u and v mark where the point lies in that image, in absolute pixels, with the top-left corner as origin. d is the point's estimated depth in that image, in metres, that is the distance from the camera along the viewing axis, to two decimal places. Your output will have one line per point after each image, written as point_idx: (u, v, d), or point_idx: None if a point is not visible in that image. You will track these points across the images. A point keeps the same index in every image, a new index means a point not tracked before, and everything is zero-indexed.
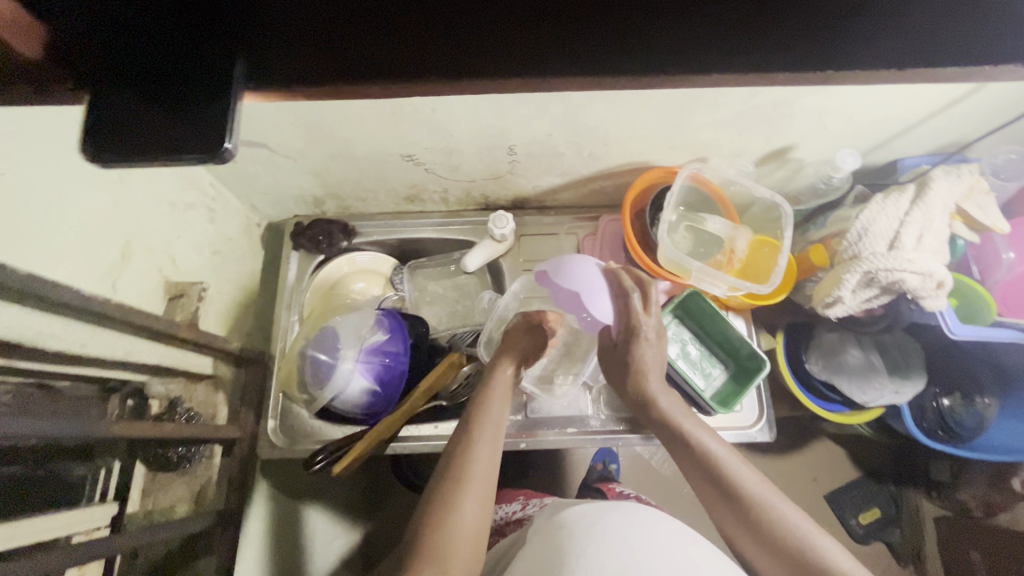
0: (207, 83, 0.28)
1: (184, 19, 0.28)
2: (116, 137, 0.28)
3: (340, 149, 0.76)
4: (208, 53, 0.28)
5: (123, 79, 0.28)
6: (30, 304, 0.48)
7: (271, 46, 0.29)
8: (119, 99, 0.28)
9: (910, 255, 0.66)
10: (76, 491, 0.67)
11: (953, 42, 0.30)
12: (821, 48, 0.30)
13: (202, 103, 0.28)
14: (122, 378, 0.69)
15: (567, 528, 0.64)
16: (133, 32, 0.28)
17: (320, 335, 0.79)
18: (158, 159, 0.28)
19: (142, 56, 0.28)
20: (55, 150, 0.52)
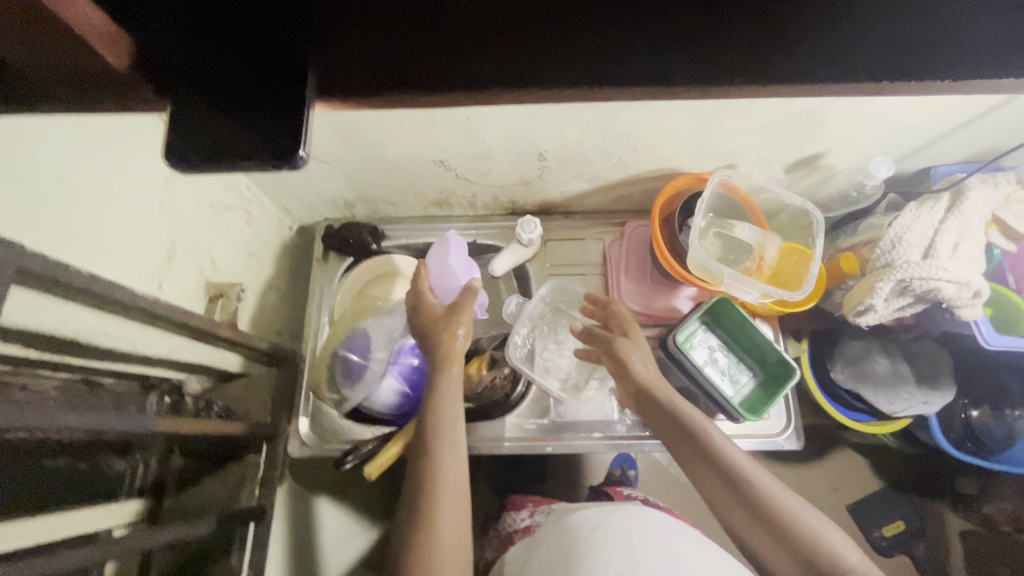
0: (280, 91, 0.30)
1: (246, 30, 0.30)
2: (201, 151, 0.30)
3: (373, 154, 0.77)
4: (274, 65, 0.30)
5: (198, 89, 0.30)
6: (90, 304, 0.50)
7: (343, 56, 0.31)
8: (194, 109, 0.30)
9: (945, 264, 0.66)
10: (115, 484, 0.69)
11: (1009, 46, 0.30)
12: (879, 48, 0.30)
13: (272, 113, 0.30)
14: (163, 377, 0.71)
15: (572, 533, 0.67)
16: (202, 41, 0.29)
17: (353, 335, 0.81)
18: (235, 166, 0.30)
19: (221, 77, 0.30)
20: (111, 154, 0.54)
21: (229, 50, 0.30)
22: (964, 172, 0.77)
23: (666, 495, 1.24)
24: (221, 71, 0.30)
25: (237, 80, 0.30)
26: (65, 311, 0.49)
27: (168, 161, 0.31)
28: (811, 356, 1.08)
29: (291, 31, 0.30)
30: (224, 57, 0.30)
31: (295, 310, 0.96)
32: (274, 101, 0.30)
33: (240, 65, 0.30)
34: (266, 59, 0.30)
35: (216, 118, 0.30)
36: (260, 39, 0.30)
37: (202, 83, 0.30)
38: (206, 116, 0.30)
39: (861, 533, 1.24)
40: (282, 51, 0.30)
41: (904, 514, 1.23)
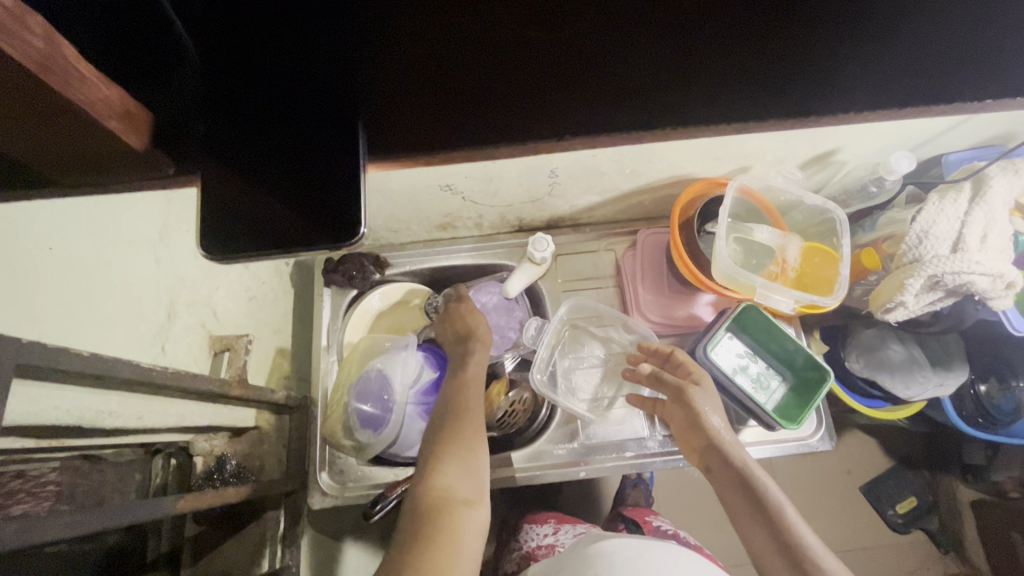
0: (338, 163, 0.40)
1: (293, 134, 0.40)
2: (240, 229, 0.40)
3: (377, 184, 0.73)
4: (324, 155, 0.40)
5: (255, 186, 0.40)
6: (92, 386, 0.45)
7: (381, 132, 0.41)
8: (255, 201, 0.40)
9: (976, 257, 0.65)
10: (126, 562, 0.64)
11: None
12: None
13: (325, 198, 0.40)
14: (169, 440, 0.67)
15: (609, 560, 0.64)
16: (257, 149, 0.40)
17: (365, 381, 0.78)
18: (295, 248, 0.40)
19: (267, 155, 0.40)
20: (102, 218, 0.49)
21: (293, 142, 0.40)
22: (977, 158, 0.76)
23: (685, 497, 1.22)
24: (272, 152, 0.40)
25: (287, 160, 0.40)
26: (63, 397, 0.43)
27: (204, 252, 0.39)
28: (826, 350, 1.07)
29: (344, 123, 0.40)
30: (285, 150, 0.40)
31: (299, 349, 0.91)
32: (329, 176, 0.40)
33: (299, 156, 0.40)
34: (321, 143, 0.40)
35: (256, 192, 0.40)
36: (318, 130, 0.40)
37: (248, 162, 0.39)
38: (241, 193, 0.40)
39: (876, 513, 1.25)
40: (337, 134, 0.40)
41: (918, 491, 1.24)
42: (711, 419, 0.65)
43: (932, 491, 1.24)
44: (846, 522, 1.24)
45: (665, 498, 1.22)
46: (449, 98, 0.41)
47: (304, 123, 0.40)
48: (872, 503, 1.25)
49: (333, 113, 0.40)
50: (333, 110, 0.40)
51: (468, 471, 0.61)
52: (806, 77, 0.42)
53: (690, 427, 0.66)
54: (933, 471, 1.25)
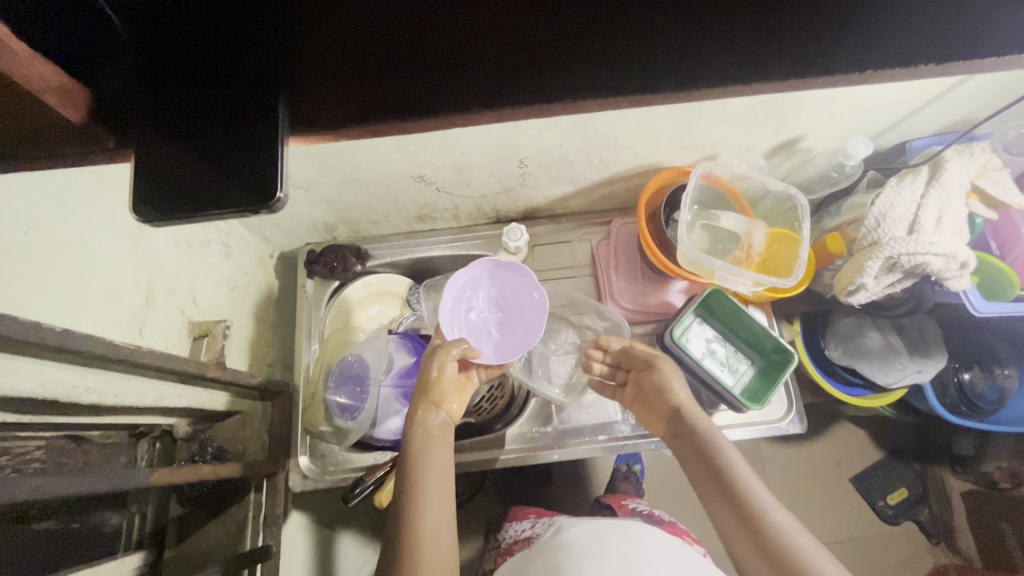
0: (255, 127, 0.29)
1: (220, 76, 0.29)
2: (158, 195, 0.29)
3: (351, 175, 0.76)
4: (249, 107, 0.29)
5: (170, 137, 0.29)
6: (62, 359, 0.48)
7: (314, 90, 0.29)
8: (168, 154, 0.29)
9: (931, 238, 0.66)
10: (112, 541, 0.67)
11: (928, 34, 0.30)
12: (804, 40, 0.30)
13: (249, 160, 0.29)
14: (149, 424, 0.69)
15: (568, 547, 0.67)
16: (174, 92, 0.29)
17: (341, 368, 0.79)
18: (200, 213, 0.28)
19: (189, 113, 0.29)
20: (77, 203, 0.52)
21: (213, 99, 0.29)
22: (939, 142, 0.78)
23: (673, 487, 1.24)
24: (192, 112, 0.29)
25: (210, 121, 0.29)
26: (38, 371, 0.46)
27: (136, 215, 0.29)
28: (804, 337, 1.08)
29: (273, 75, 0.29)
30: (205, 106, 0.29)
31: (285, 339, 0.93)
32: (249, 138, 0.29)
33: (224, 104, 0.29)
34: (238, 103, 0.29)
35: (178, 159, 0.29)
36: (235, 88, 0.29)
37: (170, 120, 0.29)
38: (156, 150, 0.29)
39: (866, 503, 1.25)
40: (257, 94, 0.29)
41: (907, 481, 1.24)
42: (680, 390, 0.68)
43: (923, 482, 1.24)
44: (836, 512, 1.25)
45: (655, 487, 1.24)
46: (393, 63, 0.29)
47: (224, 78, 0.29)
48: (860, 493, 1.25)
49: (250, 69, 0.29)
50: (252, 66, 0.29)
51: (435, 534, 0.59)
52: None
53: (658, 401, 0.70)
54: (923, 462, 1.24)
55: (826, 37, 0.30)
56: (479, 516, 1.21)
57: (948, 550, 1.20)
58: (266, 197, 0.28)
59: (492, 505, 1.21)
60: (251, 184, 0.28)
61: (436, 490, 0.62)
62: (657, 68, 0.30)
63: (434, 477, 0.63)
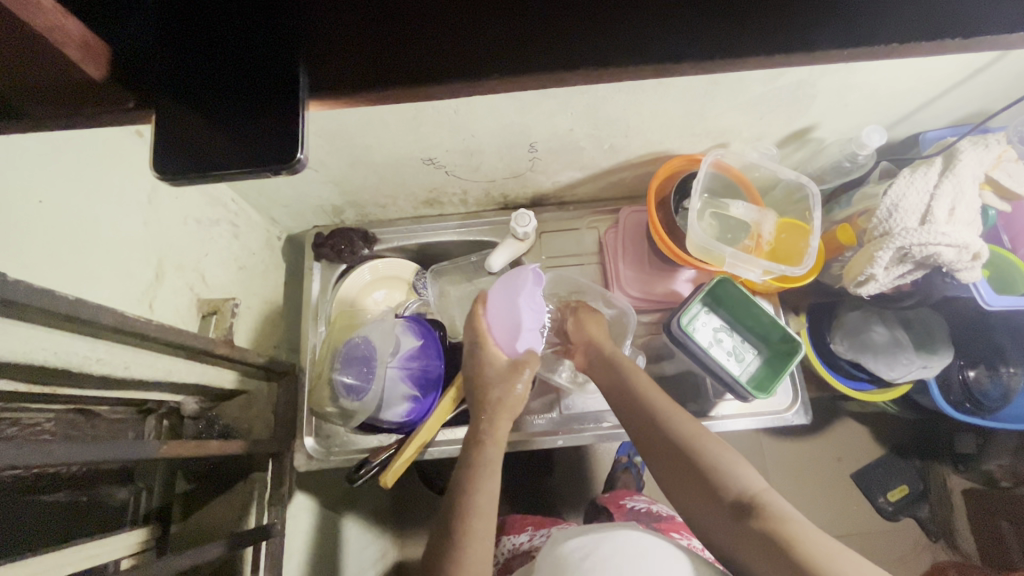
0: (274, 91, 0.29)
1: (239, 40, 0.29)
2: (178, 153, 0.29)
3: (361, 156, 0.75)
4: (269, 70, 0.29)
5: (188, 99, 0.28)
6: (74, 328, 0.48)
7: (332, 55, 0.29)
8: (189, 117, 0.29)
9: (944, 228, 0.66)
10: (119, 514, 0.68)
11: (952, 9, 0.30)
12: (828, 15, 0.30)
13: (271, 126, 0.29)
14: (158, 400, 0.69)
15: (564, 562, 0.68)
16: (192, 53, 0.28)
17: (347, 350, 0.79)
18: (218, 174, 0.29)
19: (211, 74, 0.29)
20: (91, 175, 0.52)
21: (235, 61, 0.29)
22: (953, 134, 0.77)
23: None
24: (214, 75, 0.29)
25: (230, 81, 0.29)
26: (50, 339, 0.46)
27: (154, 169, 0.29)
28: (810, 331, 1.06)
29: (292, 39, 0.29)
30: (226, 69, 0.29)
31: (291, 321, 0.94)
32: (270, 104, 0.28)
33: (245, 68, 0.29)
34: (258, 66, 0.29)
35: (198, 120, 0.29)
36: (255, 50, 0.29)
37: (192, 82, 0.28)
38: (179, 113, 0.29)
39: (867, 500, 1.25)
40: (275, 58, 0.28)
41: (908, 478, 1.23)
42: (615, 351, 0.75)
43: (924, 479, 1.24)
44: (836, 508, 1.24)
45: (656, 479, 1.24)
46: (406, 28, 0.29)
47: (245, 41, 0.29)
48: (861, 489, 1.25)
49: (270, 32, 0.29)
50: (274, 31, 0.29)
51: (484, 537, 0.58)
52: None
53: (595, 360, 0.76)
54: (925, 459, 1.24)
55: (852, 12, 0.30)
56: None
57: (946, 547, 1.20)
58: (283, 158, 0.28)
59: None
60: (270, 144, 0.28)
61: (483, 504, 0.60)
62: (678, 39, 0.30)
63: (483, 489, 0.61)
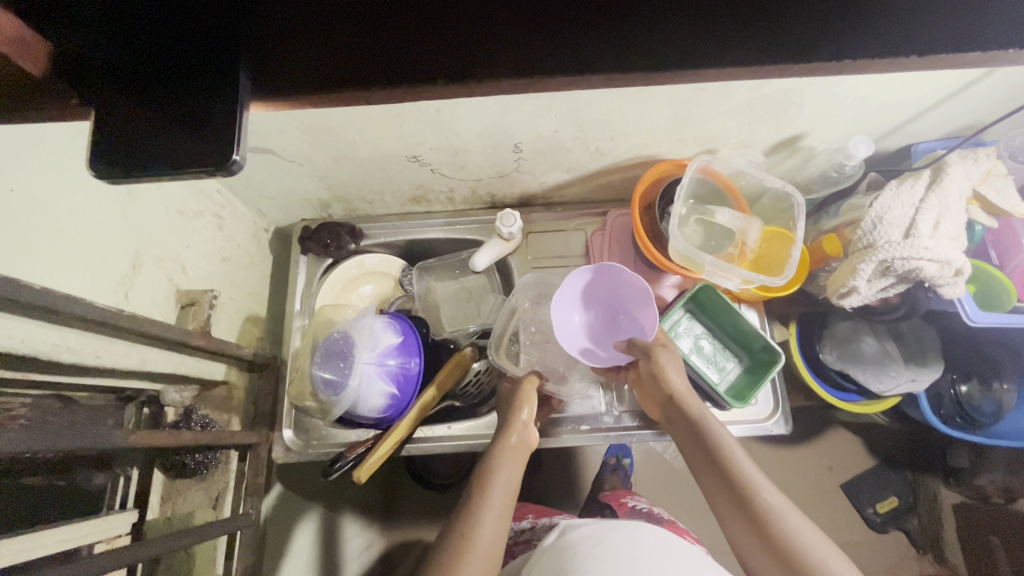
0: (213, 90, 0.28)
1: (179, 36, 0.29)
2: (112, 149, 0.28)
3: (345, 151, 0.75)
4: (209, 67, 0.28)
5: (129, 95, 0.28)
6: (44, 318, 0.49)
7: (274, 57, 0.29)
8: (129, 114, 0.29)
9: (927, 243, 0.65)
10: (95, 499, 0.69)
11: (915, 21, 0.30)
12: (786, 27, 0.30)
13: (207, 123, 0.28)
14: (136, 388, 0.70)
15: (572, 548, 0.68)
16: (131, 47, 0.28)
17: (327, 345, 0.80)
18: (153, 173, 0.29)
19: (150, 69, 0.28)
20: (67, 165, 0.53)
21: (175, 57, 0.29)
22: (944, 147, 0.76)
23: (660, 482, 1.24)
24: (153, 70, 0.28)
25: (170, 75, 0.29)
26: (20, 328, 0.47)
27: (88, 164, 0.29)
28: (799, 340, 1.05)
29: (231, 37, 0.29)
30: (166, 64, 0.29)
31: (277, 314, 0.94)
32: (206, 101, 0.28)
33: (183, 64, 0.29)
34: (198, 62, 0.29)
35: (138, 117, 0.29)
36: (195, 46, 0.29)
37: (133, 77, 0.28)
38: (117, 109, 0.29)
39: (856, 511, 1.23)
40: (215, 55, 0.28)
41: (898, 490, 1.22)
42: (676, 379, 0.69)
43: (914, 491, 1.22)
44: (825, 518, 1.23)
45: (642, 481, 1.24)
46: (345, 31, 0.29)
47: (186, 36, 0.29)
48: (851, 500, 1.24)
49: (211, 29, 0.29)
50: (214, 28, 0.29)
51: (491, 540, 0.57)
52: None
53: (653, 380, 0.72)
54: (916, 472, 1.23)
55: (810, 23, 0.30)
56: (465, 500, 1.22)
57: (935, 562, 1.19)
58: (220, 157, 0.28)
59: None
60: (206, 142, 0.28)
61: (504, 500, 0.61)
62: (629, 54, 0.30)
63: (505, 486, 0.62)
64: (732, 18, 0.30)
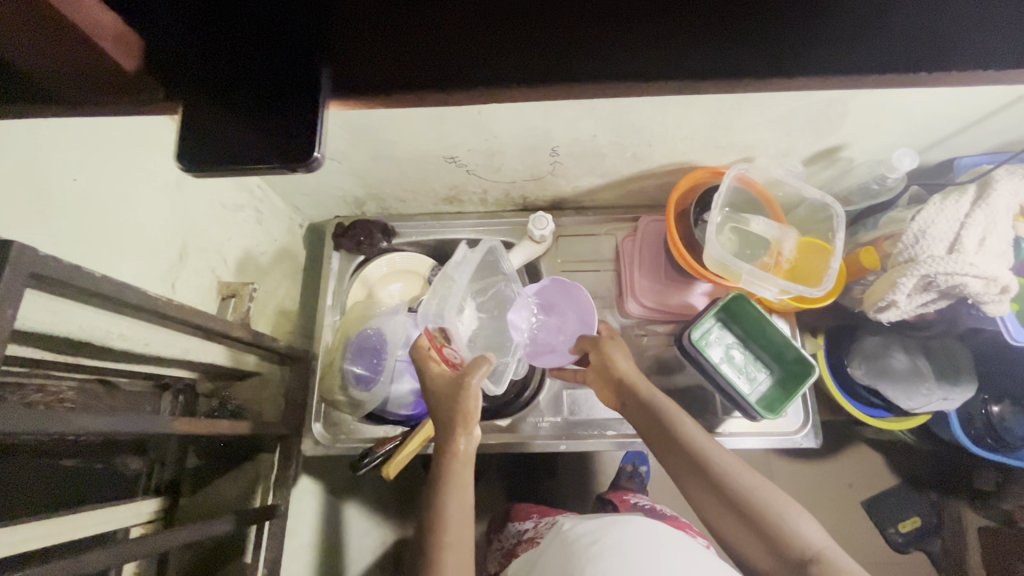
0: (296, 95, 0.32)
1: (258, 43, 0.32)
2: (201, 147, 0.32)
3: (384, 151, 0.76)
4: (292, 73, 0.32)
5: (215, 98, 0.32)
6: (99, 305, 0.50)
7: (348, 59, 0.33)
8: (213, 114, 0.32)
9: (972, 259, 0.64)
10: (131, 483, 0.71)
11: (897, 46, 0.36)
12: (788, 46, 0.36)
13: (290, 123, 0.32)
14: (175, 376, 0.71)
15: (572, 550, 0.68)
16: (214, 53, 0.32)
17: (359, 340, 0.81)
18: (240, 166, 0.32)
19: (234, 73, 0.32)
20: (124, 158, 0.54)
21: (259, 67, 0.32)
22: (990, 162, 0.74)
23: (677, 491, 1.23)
24: (235, 75, 0.32)
25: (255, 84, 0.32)
26: (77, 314, 0.48)
27: (179, 160, 0.33)
28: (826, 353, 1.03)
29: (312, 42, 0.32)
30: (249, 69, 0.32)
31: (307, 308, 0.96)
32: (291, 104, 0.32)
33: (269, 69, 0.32)
34: (281, 72, 0.32)
35: (220, 116, 0.32)
36: (279, 56, 0.32)
37: (223, 84, 0.32)
38: (205, 110, 0.32)
39: (877, 529, 1.21)
40: (297, 65, 0.32)
41: (921, 510, 1.20)
42: (620, 365, 0.74)
43: (938, 512, 1.20)
44: (845, 536, 1.21)
45: (659, 489, 1.23)
46: (416, 38, 0.33)
47: (268, 47, 0.32)
48: (872, 518, 1.21)
49: (292, 42, 0.32)
50: (296, 35, 0.32)
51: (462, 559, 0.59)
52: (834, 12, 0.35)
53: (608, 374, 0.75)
54: (939, 492, 1.20)
55: (810, 45, 0.36)
56: (481, 499, 1.22)
57: None
58: (301, 156, 0.32)
59: (495, 492, 1.22)
60: (288, 141, 0.32)
61: (458, 515, 0.62)
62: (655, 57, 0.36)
63: (457, 507, 0.62)
64: (752, 35, 0.35)
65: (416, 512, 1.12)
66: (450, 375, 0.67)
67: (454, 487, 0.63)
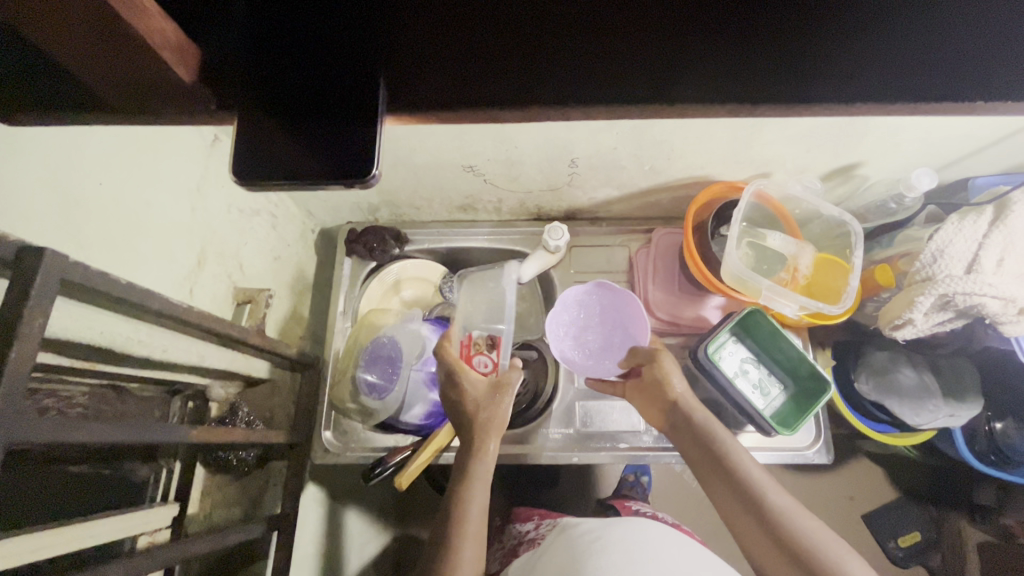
0: (356, 114, 0.35)
1: (322, 71, 0.36)
2: (255, 160, 0.36)
3: (403, 158, 0.76)
4: (352, 98, 0.35)
5: (278, 117, 0.36)
6: (120, 312, 0.49)
7: (404, 81, 0.37)
8: (273, 129, 0.36)
9: (990, 279, 0.64)
10: (139, 490, 0.69)
11: (914, 78, 0.37)
12: (820, 75, 0.37)
13: (348, 139, 0.35)
14: (187, 382, 0.70)
15: (574, 545, 0.67)
16: (280, 81, 0.36)
17: (374, 346, 0.80)
18: (293, 177, 0.35)
19: (299, 95, 0.36)
20: (148, 162, 0.54)
21: (323, 95, 0.36)
22: (1005, 184, 0.75)
23: (679, 502, 1.23)
24: (300, 98, 0.35)
25: (315, 106, 0.35)
26: (98, 320, 0.48)
27: (234, 175, 0.35)
28: (834, 367, 1.02)
29: (370, 67, 0.36)
30: (311, 93, 0.35)
31: (317, 314, 0.95)
32: (352, 122, 0.35)
33: (333, 92, 0.36)
34: (341, 97, 0.36)
35: (279, 131, 0.36)
36: (339, 83, 0.36)
37: (283, 106, 0.36)
38: (266, 128, 0.36)
39: (876, 543, 1.20)
40: (354, 89, 0.36)
41: (920, 525, 1.20)
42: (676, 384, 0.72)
43: (936, 527, 1.20)
44: None
45: (661, 501, 1.23)
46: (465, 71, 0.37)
47: (328, 76, 0.36)
48: (872, 533, 1.21)
49: (352, 71, 0.36)
50: (357, 65, 0.36)
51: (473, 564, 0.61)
52: (867, 42, 0.36)
53: (654, 390, 0.74)
54: (939, 507, 1.20)
55: (831, 80, 0.37)
56: None
57: None
58: (360, 171, 0.35)
59: (496, 501, 1.21)
60: (345, 160, 0.35)
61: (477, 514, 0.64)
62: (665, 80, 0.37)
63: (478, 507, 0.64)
64: (777, 66, 0.37)
65: (417, 520, 1.11)
66: (485, 387, 0.72)
67: (475, 487, 0.65)
